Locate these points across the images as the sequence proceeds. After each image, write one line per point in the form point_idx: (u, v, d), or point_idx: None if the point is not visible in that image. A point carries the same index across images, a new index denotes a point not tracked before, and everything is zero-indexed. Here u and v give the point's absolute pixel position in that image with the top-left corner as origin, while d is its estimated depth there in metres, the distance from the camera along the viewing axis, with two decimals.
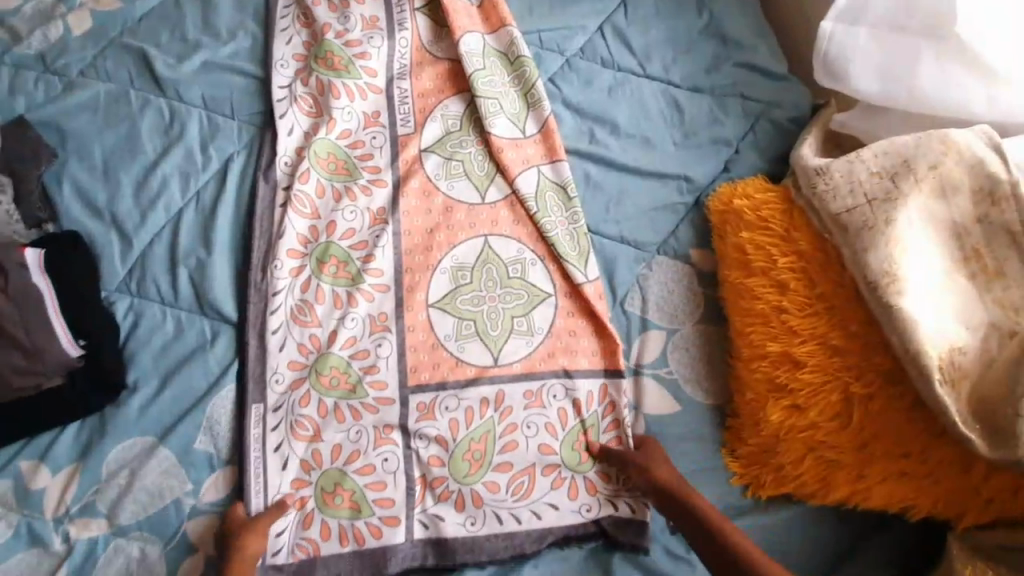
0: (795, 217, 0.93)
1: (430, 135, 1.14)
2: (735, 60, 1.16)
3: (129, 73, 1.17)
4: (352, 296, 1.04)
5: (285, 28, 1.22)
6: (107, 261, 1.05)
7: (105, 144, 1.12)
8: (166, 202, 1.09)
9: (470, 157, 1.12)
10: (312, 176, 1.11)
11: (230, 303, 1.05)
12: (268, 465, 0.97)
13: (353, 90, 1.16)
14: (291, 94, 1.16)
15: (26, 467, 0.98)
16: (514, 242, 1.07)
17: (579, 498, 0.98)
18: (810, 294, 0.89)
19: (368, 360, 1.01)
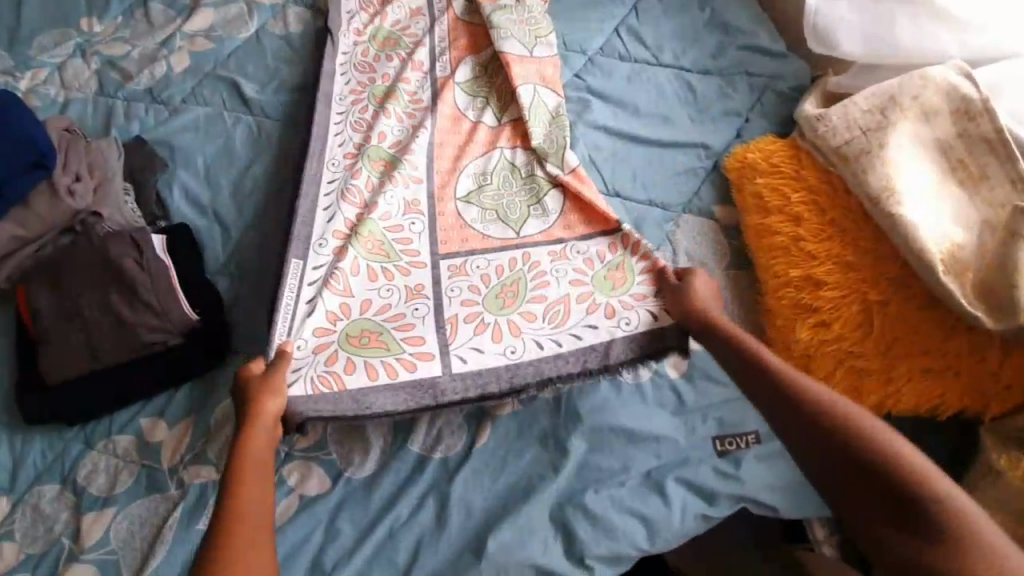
0: (803, 160, 1.08)
1: (462, 94, 1.34)
2: (738, 44, 1.33)
3: (223, 98, 1.41)
4: (388, 271, 1.14)
5: (344, 62, 1.41)
6: (211, 248, 1.24)
7: (206, 154, 1.33)
8: (257, 195, 1.29)
9: (504, 205, 1.22)
10: (363, 173, 1.24)
11: None
12: (298, 309, 1.10)
13: (395, 115, 1.31)
14: (345, 119, 1.32)
15: (146, 423, 1.11)
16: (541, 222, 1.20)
17: (614, 316, 1.10)
18: (822, 221, 1.02)
19: (401, 321, 1.10)
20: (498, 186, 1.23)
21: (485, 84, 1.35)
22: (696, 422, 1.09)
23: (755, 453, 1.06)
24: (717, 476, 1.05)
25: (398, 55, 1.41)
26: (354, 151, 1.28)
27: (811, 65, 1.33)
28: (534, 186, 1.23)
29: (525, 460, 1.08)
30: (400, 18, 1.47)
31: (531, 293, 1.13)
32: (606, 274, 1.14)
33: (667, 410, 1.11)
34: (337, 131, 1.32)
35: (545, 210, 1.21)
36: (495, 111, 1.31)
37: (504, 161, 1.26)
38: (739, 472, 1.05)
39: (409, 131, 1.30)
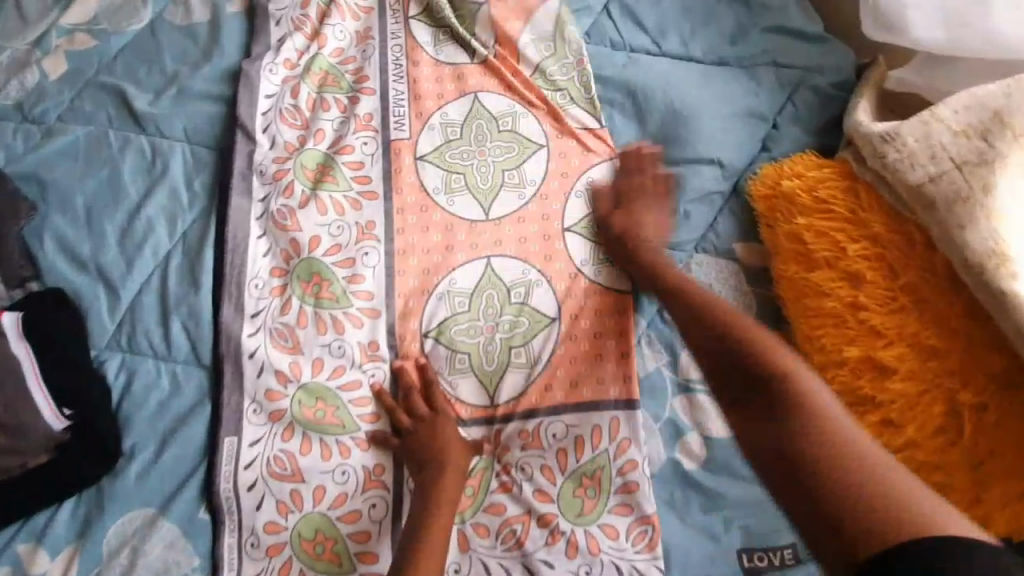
0: (863, 196, 0.83)
1: (427, 142, 1.05)
2: (763, 25, 1.03)
3: (108, 114, 1.10)
4: (342, 448, 0.91)
5: (268, 110, 1.08)
6: (95, 317, 0.98)
7: (86, 192, 1.04)
8: (153, 244, 1.01)
9: (478, 346, 0.95)
10: (293, 304, 0.97)
11: (204, 345, 0.97)
12: (241, 504, 0.89)
13: (330, 203, 1.01)
14: (267, 210, 1.02)
15: (24, 552, 0.87)
16: (522, 371, 0.93)
17: (577, 557, 0.84)
18: (890, 286, 0.78)
19: (358, 523, 0.88)
20: (475, 315, 0.96)
21: (463, 152, 1.04)
22: (718, 526, 0.86)
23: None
24: None
25: (338, 101, 1.09)
26: (282, 263, 1.00)
27: (855, 51, 1.04)
28: (521, 318, 0.95)
29: (492, 575, 0.84)
30: (342, 46, 1.13)
31: (493, 494, 0.88)
32: (574, 485, 0.87)
33: (679, 514, 0.87)
34: (260, 227, 1.02)
35: (531, 358, 0.93)
36: (475, 195, 1.02)
37: (490, 273, 0.98)
38: None
39: (355, 233, 1.00)
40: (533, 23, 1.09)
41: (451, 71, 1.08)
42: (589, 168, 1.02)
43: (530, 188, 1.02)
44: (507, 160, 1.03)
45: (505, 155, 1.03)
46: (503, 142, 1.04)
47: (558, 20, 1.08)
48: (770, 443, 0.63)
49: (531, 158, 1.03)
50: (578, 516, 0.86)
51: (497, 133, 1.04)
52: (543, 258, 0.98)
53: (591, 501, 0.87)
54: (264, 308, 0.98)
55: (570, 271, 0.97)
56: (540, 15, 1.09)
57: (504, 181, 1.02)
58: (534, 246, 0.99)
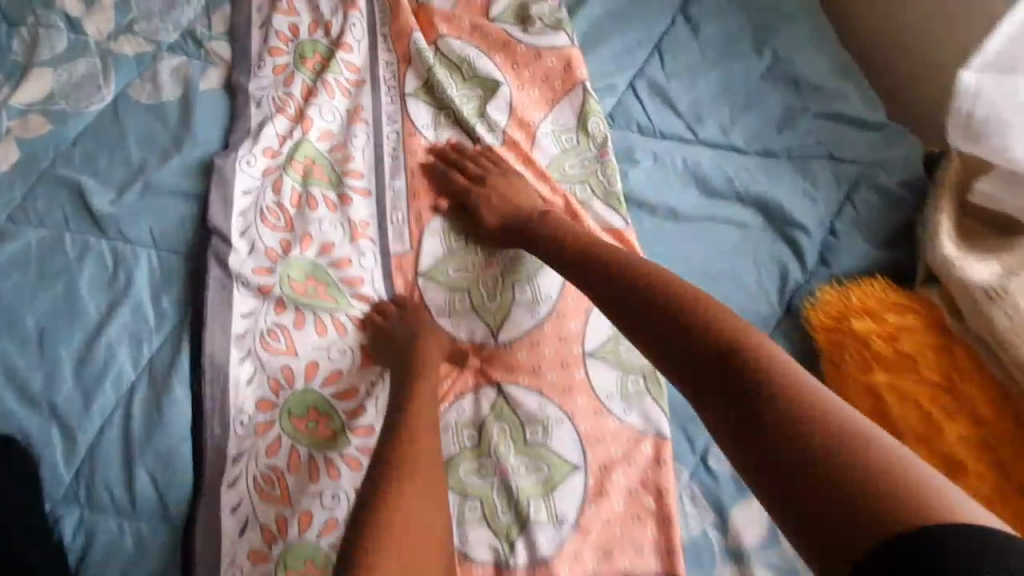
0: (961, 359, 0.74)
1: (429, 253, 0.93)
2: (816, 111, 0.89)
3: (63, 213, 0.96)
4: None
5: (246, 209, 0.94)
6: (50, 465, 0.85)
7: (39, 311, 0.91)
8: (116, 375, 0.89)
9: (490, 491, 0.82)
10: (284, 444, 0.86)
11: (177, 496, 0.85)
12: None
13: (329, 323, 0.91)
14: (252, 330, 0.91)
15: None
16: (543, 527, 0.80)
17: None
18: (1000, 486, 0.68)
19: None
20: (485, 454, 0.85)
21: (468, 264, 0.93)
22: None
23: None
24: None
25: (327, 198, 0.95)
26: (271, 393, 0.89)
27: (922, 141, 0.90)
28: (540, 463, 0.84)
29: None
30: (331, 128, 0.98)
31: None
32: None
33: None
34: (240, 349, 0.90)
35: (551, 515, 0.81)
36: (483, 314, 0.92)
37: (502, 404, 0.88)
38: None
39: (357, 357, 0.90)
40: (552, 110, 0.95)
41: (458, 164, 0.95)
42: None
43: (545, 306, 0.91)
44: (517, 272, 0.92)
45: (516, 267, 0.93)
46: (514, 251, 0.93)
47: (581, 103, 0.94)
48: (767, 453, 0.51)
49: (544, 270, 0.92)
50: None
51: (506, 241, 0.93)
52: (559, 388, 0.88)
53: None
54: (247, 450, 0.86)
55: (596, 403, 0.87)
56: (559, 100, 0.95)
57: (514, 297, 0.91)
58: (549, 374, 0.88)
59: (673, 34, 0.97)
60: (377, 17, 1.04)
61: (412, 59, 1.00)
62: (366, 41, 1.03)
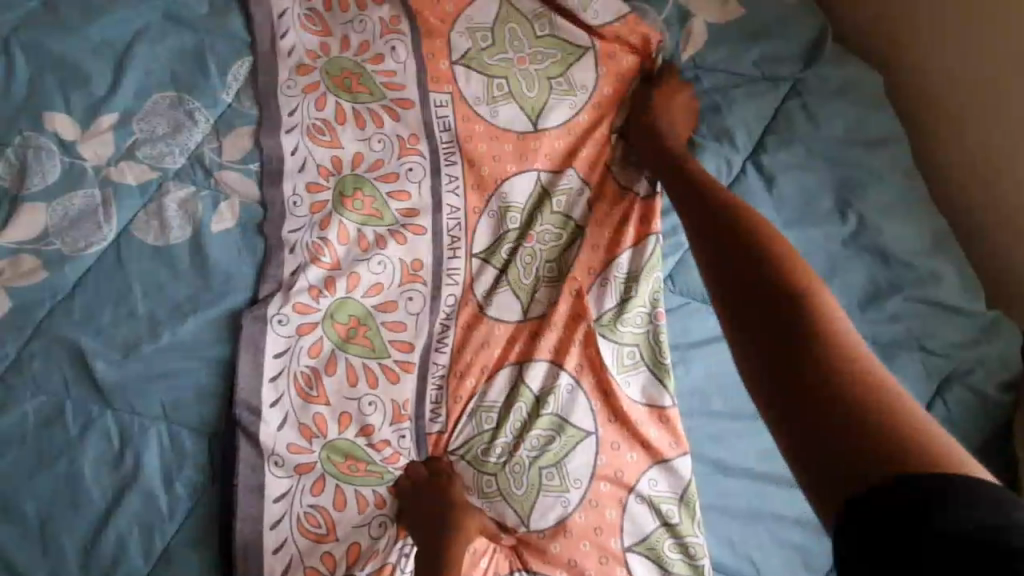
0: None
1: (461, 436, 0.87)
2: (908, 291, 0.83)
3: (64, 377, 0.88)
4: None
5: (277, 374, 0.86)
6: None
7: (38, 495, 0.83)
8: (124, 572, 0.81)
9: None
10: None
11: None
12: None
13: (370, 497, 0.84)
14: (288, 511, 0.82)
15: None
16: None
17: None
18: None
19: None
20: None
21: (496, 446, 0.85)
22: None
23: None
24: None
25: (370, 369, 0.87)
26: None
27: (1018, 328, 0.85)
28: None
29: None
30: (379, 281, 0.91)
31: None
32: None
33: None
34: (276, 537, 0.82)
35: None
36: (513, 503, 0.84)
37: None
38: None
39: (391, 530, 0.83)
40: (607, 264, 0.92)
41: (503, 333, 0.90)
42: (646, 470, 0.84)
43: (576, 493, 0.83)
44: (548, 454, 0.84)
45: (542, 448, 0.84)
46: (549, 428, 0.85)
47: (646, 257, 0.91)
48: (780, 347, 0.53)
49: (576, 450, 0.84)
50: None
51: (539, 416, 0.86)
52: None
53: None
54: None
55: None
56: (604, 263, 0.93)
57: (543, 483, 0.83)
58: (590, 569, 0.80)
59: (746, 184, 0.89)
60: (443, 152, 0.96)
61: (490, 207, 0.95)
62: (427, 181, 0.95)
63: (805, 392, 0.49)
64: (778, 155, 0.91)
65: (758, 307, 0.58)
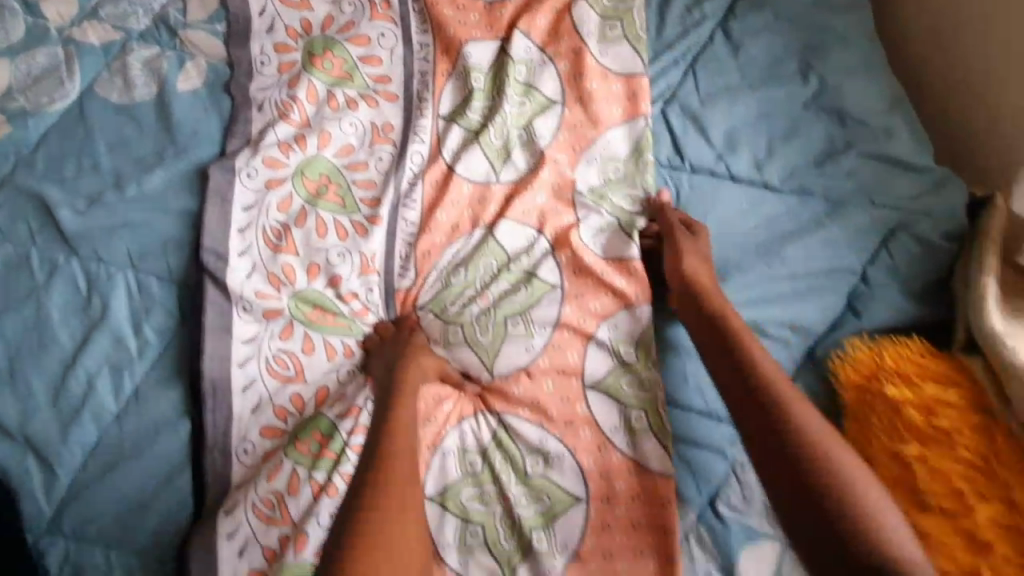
0: (1002, 446, 0.65)
1: (431, 289, 0.88)
2: (863, 149, 0.85)
3: (29, 226, 0.87)
4: None
5: (245, 225, 0.86)
6: (30, 498, 0.82)
7: (6, 337, 0.84)
8: (93, 409, 0.83)
9: (493, 517, 0.82)
10: (285, 467, 0.81)
11: (169, 529, 0.82)
12: None
13: (339, 346, 0.86)
14: (257, 352, 0.85)
15: None
16: (550, 553, 0.80)
17: None
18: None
19: None
20: (485, 480, 0.84)
21: (463, 297, 0.86)
22: None
23: None
24: None
25: (342, 226, 0.87)
26: (277, 420, 0.84)
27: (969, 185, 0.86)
28: (541, 495, 0.83)
29: None
30: (351, 143, 0.91)
31: None
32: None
33: None
34: (245, 376, 0.84)
35: (551, 546, 0.80)
36: (478, 351, 0.85)
37: (500, 435, 0.85)
38: None
39: (358, 378, 0.86)
40: (594, 142, 0.89)
41: (471, 191, 0.89)
42: (611, 316, 0.87)
43: (540, 339, 0.85)
44: (513, 303, 0.86)
45: (507, 298, 0.86)
46: (517, 283, 0.87)
47: (638, 136, 0.88)
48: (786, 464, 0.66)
49: (542, 301, 0.86)
50: None
51: (510, 271, 0.87)
52: (566, 422, 0.84)
53: None
54: (251, 478, 0.82)
55: (597, 436, 0.84)
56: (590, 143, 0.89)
57: (508, 330, 0.85)
58: (552, 409, 0.84)
59: (712, 52, 0.91)
60: (413, 22, 0.96)
61: (458, 67, 0.94)
62: (397, 49, 0.94)
63: (809, 498, 0.63)
64: (746, 22, 0.92)
65: (755, 427, 0.69)
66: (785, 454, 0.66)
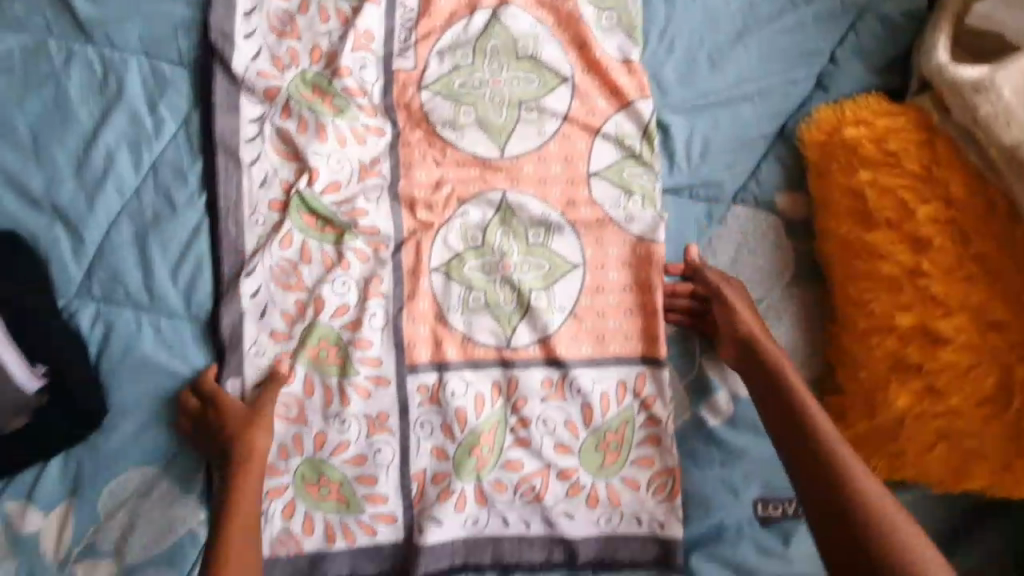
0: (943, 154, 0.75)
1: (435, 70, 0.90)
2: None
3: (43, 14, 0.91)
4: (345, 391, 0.86)
5: (251, 10, 0.90)
6: (58, 263, 0.87)
7: (29, 114, 0.88)
8: (117, 180, 0.88)
9: (493, 284, 0.88)
10: (296, 237, 0.89)
11: (192, 296, 0.89)
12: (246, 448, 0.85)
13: (347, 134, 0.89)
14: (262, 131, 0.89)
15: (14, 508, 0.86)
16: (548, 312, 0.87)
17: (598, 508, 0.87)
18: (962, 253, 0.72)
19: (365, 467, 0.86)
20: (487, 252, 0.89)
21: (472, 78, 0.89)
22: (737, 480, 0.87)
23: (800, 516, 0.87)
24: (756, 549, 0.86)
25: (339, 8, 0.91)
26: (282, 194, 0.89)
27: None
28: (541, 261, 0.88)
29: (511, 525, 0.86)
30: None
31: (508, 450, 0.87)
32: (596, 441, 0.87)
33: (701, 466, 0.88)
34: (252, 151, 0.89)
35: (548, 305, 0.87)
36: (489, 130, 0.88)
37: (505, 208, 0.88)
38: (787, 549, 0.86)
39: (358, 167, 0.90)
40: None
41: None
42: (615, 113, 0.88)
43: (551, 126, 0.88)
44: (527, 91, 0.88)
45: (521, 87, 0.88)
46: (525, 70, 0.89)
47: None
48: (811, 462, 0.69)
49: (554, 91, 0.88)
50: (599, 469, 0.87)
51: (517, 58, 0.89)
52: (567, 202, 0.88)
53: (612, 455, 0.87)
54: (264, 244, 0.88)
55: (596, 215, 0.88)
56: None
57: (521, 114, 0.88)
58: (554, 191, 0.88)
59: None
60: None
61: None
62: None
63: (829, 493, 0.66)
64: None
65: (783, 435, 0.73)
66: (807, 451, 0.70)
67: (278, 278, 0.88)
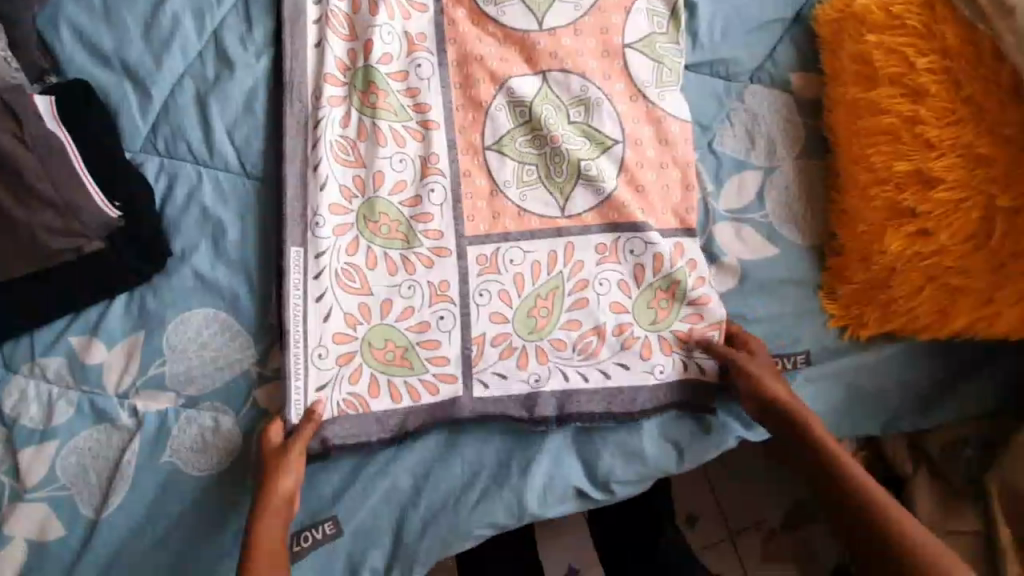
0: (939, 11, 0.85)
1: None
2: None
3: None
4: (408, 261, 0.91)
5: None
6: (126, 116, 0.94)
7: None
8: (181, 42, 0.95)
9: (546, 159, 0.93)
10: (353, 116, 0.94)
11: (248, 156, 0.95)
12: (309, 313, 0.89)
13: (396, 8, 0.96)
14: (323, 13, 0.97)
15: (79, 342, 0.93)
16: (597, 184, 0.92)
17: (653, 358, 0.93)
18: (953, 99, 0.82)
19: (427, 333, 0.90)
20: (539, 125, 0.93)
21: None
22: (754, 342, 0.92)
23: (805, 375, 0.92)
24: None
25: None
26: (339, 73, 0.95)
27: None
28: (581, 138, 0.93)
29: (571, 380, 0.92)
30: None
31: (567, 312, 0.92)
32: (652, 294, 0.92)
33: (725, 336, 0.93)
34: (316, 34, 0.96)
35: (599, 173, 0.92)
36: (529, 5, 0.95)
37: (546, 89, 0.94)
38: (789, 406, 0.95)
39: (405, 41, 0.96)
40: None
41: None
42: None
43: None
44: None
45: None
46: None
47: None
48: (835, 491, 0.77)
49: None
50: (652, 324, 0.93)
51: None
52: (603, 77, 0.94)
53: (664, 311, 0.93)
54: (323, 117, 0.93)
55: (629, 89, 0.94)
56: None
57: None
58: (592, 65, 0.94)
59: None
60: None
61: None
62: None
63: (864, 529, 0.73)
64: None
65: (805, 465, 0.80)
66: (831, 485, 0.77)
67: (334, 155, 0.93)
